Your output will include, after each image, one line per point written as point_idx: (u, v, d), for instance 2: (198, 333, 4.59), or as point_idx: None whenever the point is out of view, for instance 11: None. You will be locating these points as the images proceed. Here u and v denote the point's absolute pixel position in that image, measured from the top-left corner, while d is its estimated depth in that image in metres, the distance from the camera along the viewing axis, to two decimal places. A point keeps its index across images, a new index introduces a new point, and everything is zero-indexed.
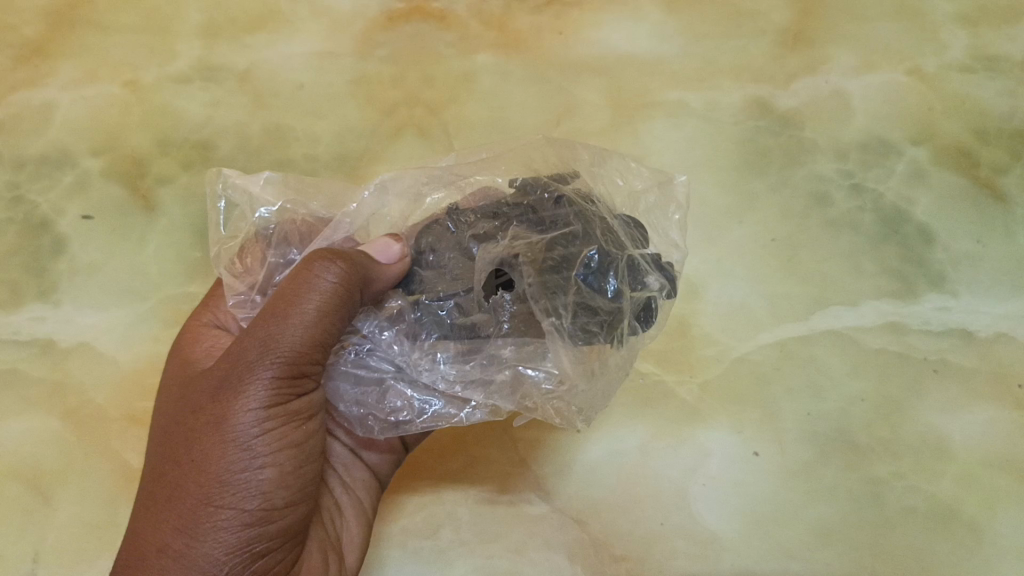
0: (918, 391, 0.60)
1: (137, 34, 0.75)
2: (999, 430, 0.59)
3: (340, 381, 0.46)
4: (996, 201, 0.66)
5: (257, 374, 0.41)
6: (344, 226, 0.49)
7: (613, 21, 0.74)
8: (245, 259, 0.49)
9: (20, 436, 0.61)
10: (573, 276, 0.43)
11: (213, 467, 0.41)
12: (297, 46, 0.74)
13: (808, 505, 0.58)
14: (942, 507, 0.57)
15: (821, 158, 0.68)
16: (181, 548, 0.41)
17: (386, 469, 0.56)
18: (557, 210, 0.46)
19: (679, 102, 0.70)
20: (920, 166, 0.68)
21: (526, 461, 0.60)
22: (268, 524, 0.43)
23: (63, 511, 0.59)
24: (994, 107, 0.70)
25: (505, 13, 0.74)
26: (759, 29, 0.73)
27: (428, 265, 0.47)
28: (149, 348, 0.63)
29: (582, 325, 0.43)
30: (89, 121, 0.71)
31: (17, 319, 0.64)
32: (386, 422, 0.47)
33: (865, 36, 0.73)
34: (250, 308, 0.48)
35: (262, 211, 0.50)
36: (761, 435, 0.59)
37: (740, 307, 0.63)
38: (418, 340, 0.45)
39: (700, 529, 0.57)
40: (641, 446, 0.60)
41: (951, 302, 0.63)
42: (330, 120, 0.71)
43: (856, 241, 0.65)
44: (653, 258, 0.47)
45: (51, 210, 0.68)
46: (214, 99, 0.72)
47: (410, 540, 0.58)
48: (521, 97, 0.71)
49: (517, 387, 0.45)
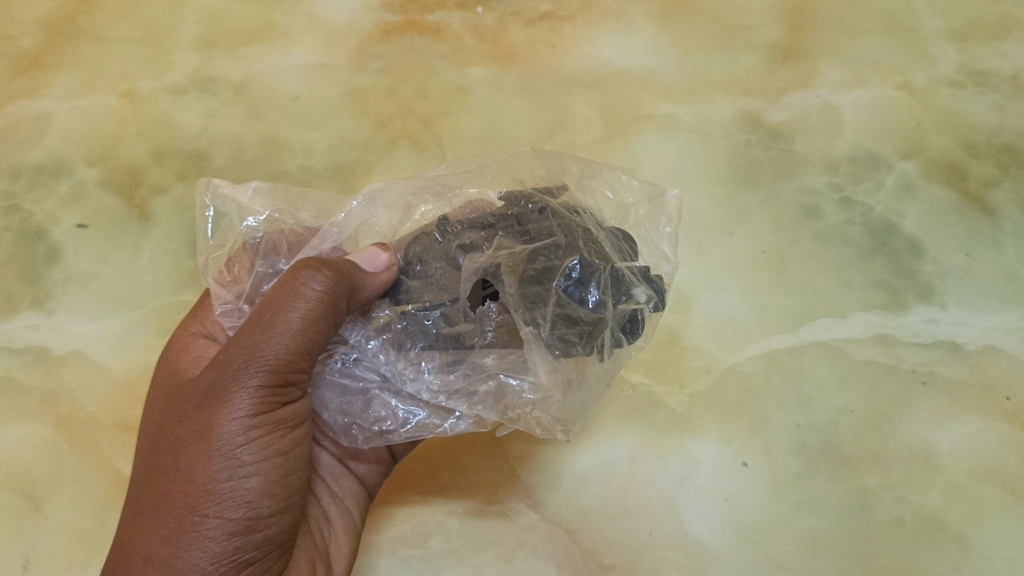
0: (906, 404, 0.60)
1: (135, 45, 0.76)
2: (988, 441, 0.59)
3: (326, 390, 0.47)
4: (984, 214, 0.67)
5: (243, 382, 0.42)
6: (333, 235, 0.49)
7: (606, 35, 0.75)
8: (233, 269, 0.50)
9: (13, 443, 0.61)
10: (554, 285, 0.43)
11: (199, 476, 0.42)
12: (294, 58, 0.75)
13: (797, 516, 0.58)
14: (930, 518, 0.57)
15: (811, 171, 0.69)
16: (166, 557, 0.41)
17: (375, 479, 0.57)
18: (541, 222, 0.46)
19: (671, 114, 0.71)
20: (910, 179, 0.68)
21: (516, 471, 0.60)
22: (253, 533, 0.43)
23: (54, 518, 0.59)
24: (983, 122, 0.70)
25: (499, 26, 0.75)
26: (751, 44, 0.74)
27: (415, 275, 0.47)
28: (142, 356, 0.63)
29: (561, 335, 0.43)
30: (87, 131, 0.72)
31: (12, 327, 0.65)
32: (371, 431, 0.48)
33: (855, 51, 0.73)
34: (236, 317, 0.49)
35: (250, 220, 0.51)
36: (750, 445, 0.59)
37: (729, 319, 0.63)
38: (403, 350, 0.46)
39: (689, 539, 0.57)
40: (630, 455, 0.60)
41: (939, 314, 0.63)
42: (325, 131, 0.71)
43: (845, 253, 0.66)
44: (640, 271, 0.47)
45: (46, 218, 0.69)
46: (210, 110, 0.73)
47: (399, 549, 0.58)
48: (515, 109, 0.72)
49: (499, 397, 0.45)
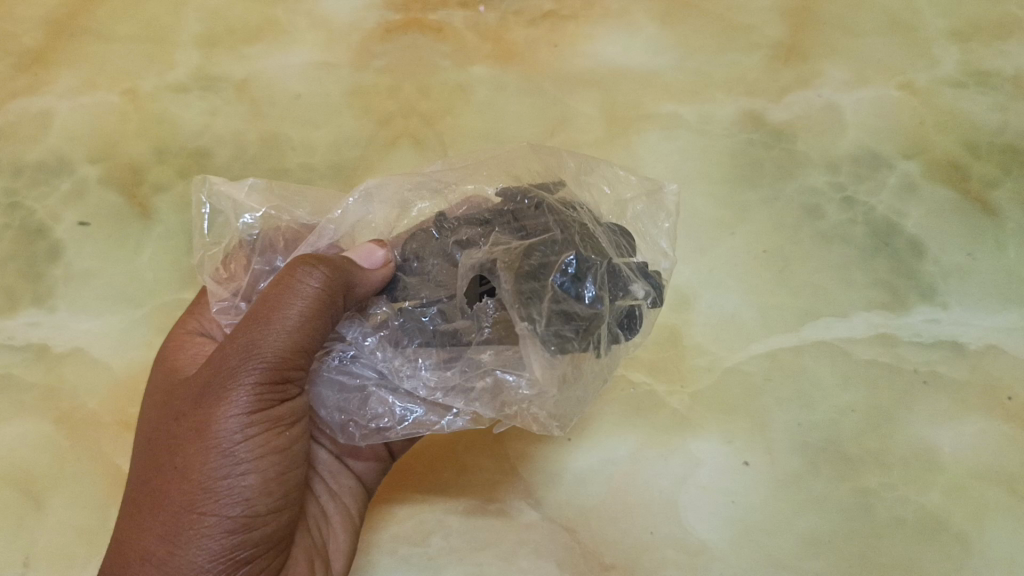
0: (908, 404, 0.60)
1: (137, 44, 0.76)
2: (990, 441, 0.59)
3: (323, 388, 0.47)
4: (986, 214, 0.66)
5: (240, 379, 0.42)
6: (329, 232, 0.49)
7: (608, 34, 0.75)
8: (230, 266, 0.50)
9: (14, 441, 0.61)
10: (550, 281, 0.43)
11: (196, 474, 0.42)
12: (296, 56, 0.75)
13: (798, 515, 0.57)
14: (931, 518, 0.57)
15: (813, 170, 0.69)
16: (164, 556, 0.41)
17: (373, 477, 0.57)
18: (538, 218, 0.46)
19: (673, 114, 0.71)
20: (912, 179, 0.68)
21: (516, 469, 0.60)
22: (251, 531, 0.43)
23: (55, 515, 0.59)
24: (985, 122, 0.70)
25: (501, 26, 0.75)
26: (753, 43, 0.74)
27: (412, 271, 0.47)
28: (142, 354, 0.64)
29: (557, 331, 0.43)
30: (88, 129, 0.72)
31: (12, 324, 0.65)
32: (368, 428, 0.48)
33: (858, 51, 0.73)
34: (233, 315, 0.49)
35: (246, 218, 0.51)
36: (751, 444, 0.59)
37: (730, 318, 0.63)
38: (401, 346, 0.46)
39: (690, 539, 0.57)
40: (631, 454, 0.60)
41: (941, 313, 0.63)
42: (327, 130, 0.71)
43: (847, 252, 0.65)
44: (638, 266, 0.47)
45: (48, 216, 0.69)
46: (212, 109, 0.73)
47: (400, 547, 0.58)
48: (517, 108, 0.72)
49: (497, 394, 0.45)
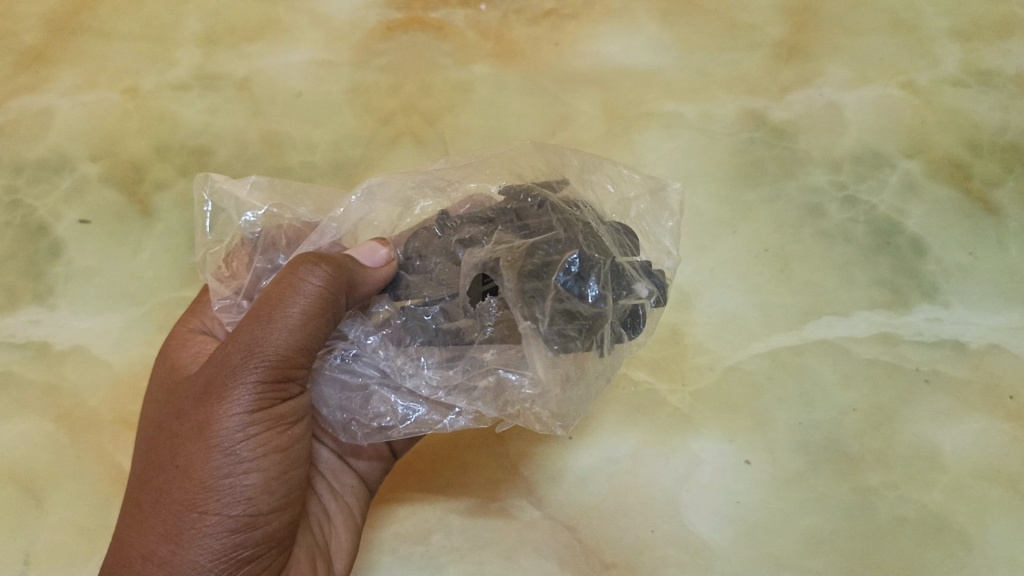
0: (910, 403, 0.60)
1: (137, 42, 0.76)
2: (991, 441, 0.59)
3: (325, 386, 0.48)
4: (988, 213, 0.66)
5: (242, 378, 0.42)
6: (331, 230, 0.49)
7: (609, 33, 0.75)
8: (231, 264, 0.50)
9: (14, 439, 0.61)
10: (552, 280, 0.42)
11: (197, 473, 0.42)
12: (296, 54, 0.75)
13: (799, 514, 0.57)
14: (932, 517, 0.57)
15: (814, 169, 0.69)
16: (165, 555, 0.41)
17: (375, 476, 0.57)
18: (541, 216, 0.46)
19: (674, 113, 0.71)
20: (914, 178, 0.68)
21: (517, 468, 0.60)
22: (252, 531, 0.43)
23: (55, 513, 0.59)
24: (987, 121, 0.70)
25: (502, 24, 0.75)
26: (754, 42, 0.74)
27: (415, 270, 0.47)
28: (143, 352, 0.63)
29: (560, 330, 0.42)
30: (88, 127, 0.72)
31: (13, 322, 0.65)
32: (370, 427, 0.49)
33: (859, 49, 0.73)
34: (235, 313, 0.49)
35: (248, 215, 0.51)
36: (752, 444, 0.59)
37: (731, 317, 0.63)
38: (403, 345, 0.46)
39: (691, 537, 0.57)
40: (632, 453, 0.60)
41: (943, 312, 0.63)
42: (327, 128, 0.71)
43: (849, 252, 0.65)
44: (642, 265, 0.47)
45: (48, 214, 0.69)
46: (212, 107, 0.73)
47: (401, 545, 0.58)
48: (518, 107, 0.71)
49: (499, 393, 0.45)
